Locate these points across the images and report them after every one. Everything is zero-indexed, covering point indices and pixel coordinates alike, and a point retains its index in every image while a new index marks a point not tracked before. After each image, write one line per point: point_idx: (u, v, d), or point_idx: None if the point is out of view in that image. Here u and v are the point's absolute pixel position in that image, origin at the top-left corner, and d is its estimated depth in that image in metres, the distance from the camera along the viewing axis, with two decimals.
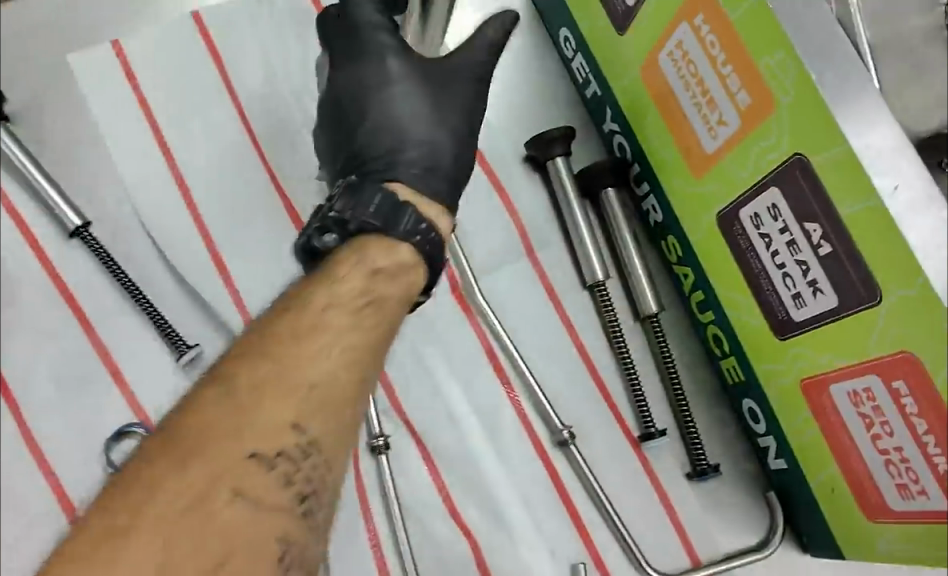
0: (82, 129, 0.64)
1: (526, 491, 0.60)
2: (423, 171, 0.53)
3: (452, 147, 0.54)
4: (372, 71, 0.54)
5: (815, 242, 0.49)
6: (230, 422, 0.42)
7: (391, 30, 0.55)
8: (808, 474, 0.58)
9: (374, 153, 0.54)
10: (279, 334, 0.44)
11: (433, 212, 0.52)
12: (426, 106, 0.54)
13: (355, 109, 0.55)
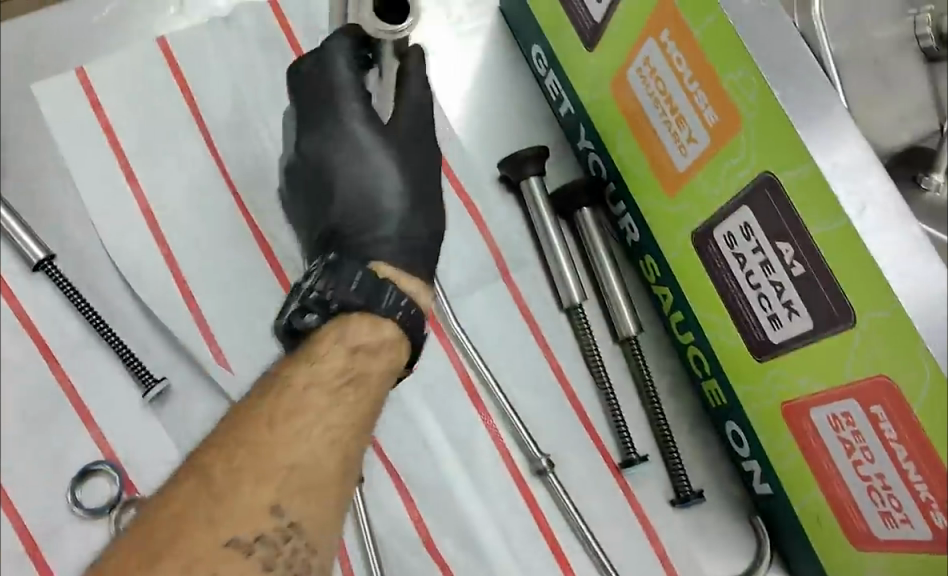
0: (47, 159, 0.64)
1: (504, 522, 0.58)
2: (398, 247, 0.52)
3: (424, 221, 0.54)
4: (342, 140, 0.54)
5: (788, 262, 0.47)
6: (209, 509, 0.43)
7: (359, 97, 0.54)
8: (792, 500, 0.56)
9: (349, 226, 0.53)
10: (258, 419, 0.45)
11: (413, 286, 0.52)
12: (398, 178, 0.54)
13: (328, 179, 0.55)
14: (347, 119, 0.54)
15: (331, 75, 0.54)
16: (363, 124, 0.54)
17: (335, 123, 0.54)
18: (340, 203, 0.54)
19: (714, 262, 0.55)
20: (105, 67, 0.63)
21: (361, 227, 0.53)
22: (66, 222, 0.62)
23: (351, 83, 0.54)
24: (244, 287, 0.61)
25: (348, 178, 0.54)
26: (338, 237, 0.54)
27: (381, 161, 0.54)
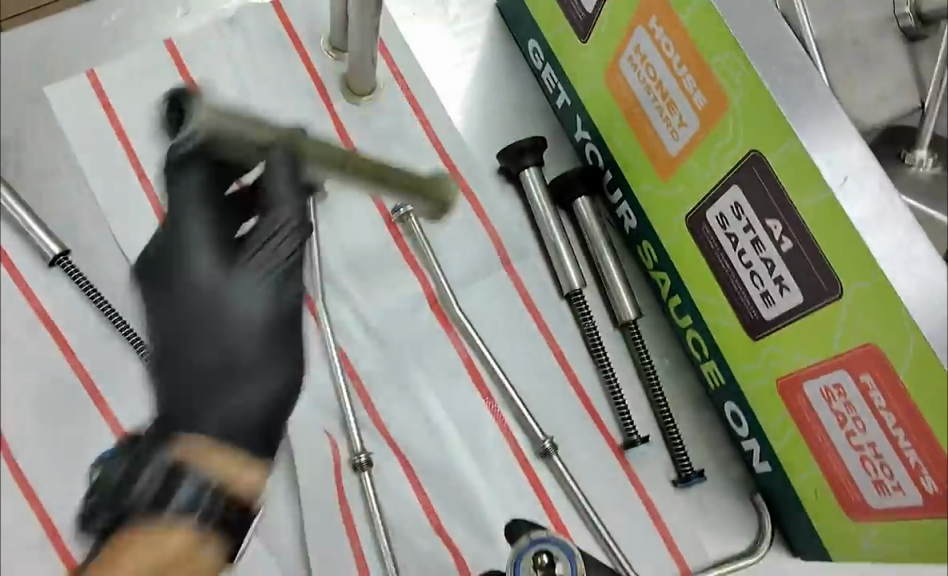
0: (61, 160, 0.66)
1: (510, 504, 0.59)
2: (224, 425, 0.42)
3: (281, 381, 0.44)
4: (182, 283, 0.45)
5: (778, 238, 0.49)
6: None
7: (205, 214, 0.45)
8: (792, 476, 0.57)
9: (183, 344, 0.44)
10: None
11: (238, 468, 0.42)
12: (258, 309, 0.45)
13: (167, 325, 0.45)
14: (196, 267, 0.45)
15: (184, 198, 0.45)
16: (207, 251, 0.45)
17: (179, 236, 0.45)
18: (175, 341, 0.44)
19: (708, 244, 0.56)
20: (116, 70, 0.66)
21: (185, 373, 0.44)
22: (81, 222, 0.65)
23: (204, 186, 0.45)
24: None
25: (184, 291, 0.44)
26: (174, 369, 0.44)
27: (226, 307, 0.44)
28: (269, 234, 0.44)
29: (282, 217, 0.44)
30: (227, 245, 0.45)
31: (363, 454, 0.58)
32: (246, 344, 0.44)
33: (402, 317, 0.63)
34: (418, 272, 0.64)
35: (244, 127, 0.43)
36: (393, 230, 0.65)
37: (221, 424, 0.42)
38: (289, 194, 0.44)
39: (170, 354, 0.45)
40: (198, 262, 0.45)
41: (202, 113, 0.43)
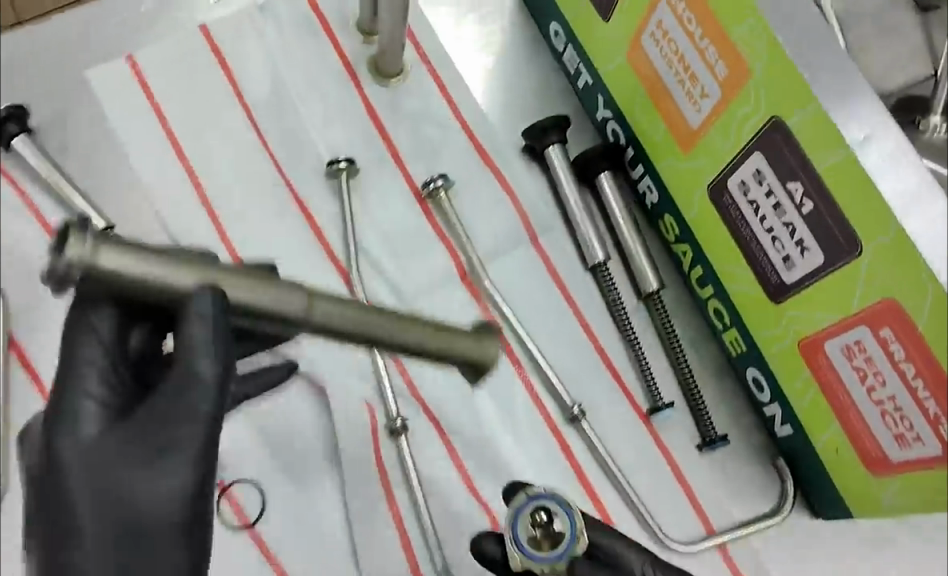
0: (102, 139, 0.69)
1: (539, 464, 0.61)
2: None
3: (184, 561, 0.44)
4: (69, 452, 0.43)
5: (798, 201, 0.51)
6: None
7: (96, 387, 0.44)
8: (813, 437, 0.59)
9: (64, 514, 0.43)
10: None
11: None
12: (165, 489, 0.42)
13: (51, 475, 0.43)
14: (76, 420, 0.43)
15: (75, 356, 0.43)
16: (99, 395, 0.44)
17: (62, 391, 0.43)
18: (50, 511, 0.44)
19: (730, 213, 0.58)
20: (154, 55, 0.69)
21: (73, 542, 0.43)
22: (123, 198, 0.67)
23: (104, 338, 0.44)
24: (287, 254, 0.66)
25: (66, 472, 0.43)
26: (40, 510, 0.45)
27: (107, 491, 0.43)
28: (198, 418, 0.42)
29: (201, 403, 0.42)
30: (118, 406, 0.44)
31: (399, 419, 0.60)
32: (144, 522, 0.43)
33: (433, 288, 0.66)
34: (448, 245, 0.67)
35: (90, 254, 0.37)
36: (422, 206, 0.68)
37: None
38: (211, 350, 0.41)
39: (36, 502, 0.45)
40: (78, 413, 0.43)
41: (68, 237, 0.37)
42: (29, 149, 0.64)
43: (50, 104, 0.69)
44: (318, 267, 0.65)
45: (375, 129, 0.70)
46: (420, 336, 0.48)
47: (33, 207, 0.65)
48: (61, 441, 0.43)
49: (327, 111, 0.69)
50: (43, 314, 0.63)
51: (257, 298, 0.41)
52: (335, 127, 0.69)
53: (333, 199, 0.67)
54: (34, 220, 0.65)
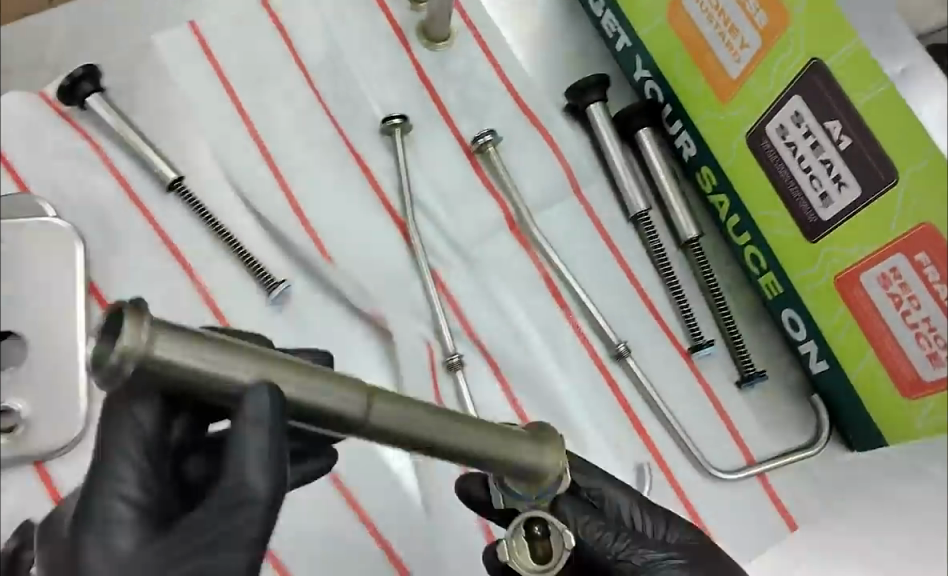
0: (167, 97, 0.71)
1: (588, 398, 0.66)
2: None
3: None
4: (96, 546, 0.41)
5: (836, 138, 0.55)
6: None
7: (134, 490, 0.41)
8: (848, 369, 0.62)
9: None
10: None
11: None
12: None
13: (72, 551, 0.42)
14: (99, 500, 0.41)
15: (106, 443, 0.41)
16: (133, 496, 0.41)
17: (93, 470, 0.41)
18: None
19: (768, 157, 0.62)
20: (215, 21, 0.73)
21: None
22: (190, 151, 0.70)
23: (146, 432, 0.41)
24: (345, 203, 0.69)
25: (86, 554, 0.41)
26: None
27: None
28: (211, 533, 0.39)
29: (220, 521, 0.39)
30: (143, 516, 0.41)
31: (456, 354, 0.64)
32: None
33: (484, 236, 0.69)
34: (496, 195, 0.70)
35: (138, 359, 0.32)
36: (471, 161, 0.72)
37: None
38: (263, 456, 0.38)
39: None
40: (103, 498, 0.41)
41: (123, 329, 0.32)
42: (105, 110, 0.69)
43: (115, 65, 0.72)
44: (376, 216, 0.69)
45: (425, 89, 0.74)
46: (476, 448, 0.38)
47: (108, 161, 0.69)
48: (90, 530, 0.41)
49: (380, 74, 0.74)
50: (122, 261, 0.67)
51: (310, 397, 0.36)
52: (388, 90, 0.73)
53: (388, 153, 0.71)
54: (109, 172, 0.69)
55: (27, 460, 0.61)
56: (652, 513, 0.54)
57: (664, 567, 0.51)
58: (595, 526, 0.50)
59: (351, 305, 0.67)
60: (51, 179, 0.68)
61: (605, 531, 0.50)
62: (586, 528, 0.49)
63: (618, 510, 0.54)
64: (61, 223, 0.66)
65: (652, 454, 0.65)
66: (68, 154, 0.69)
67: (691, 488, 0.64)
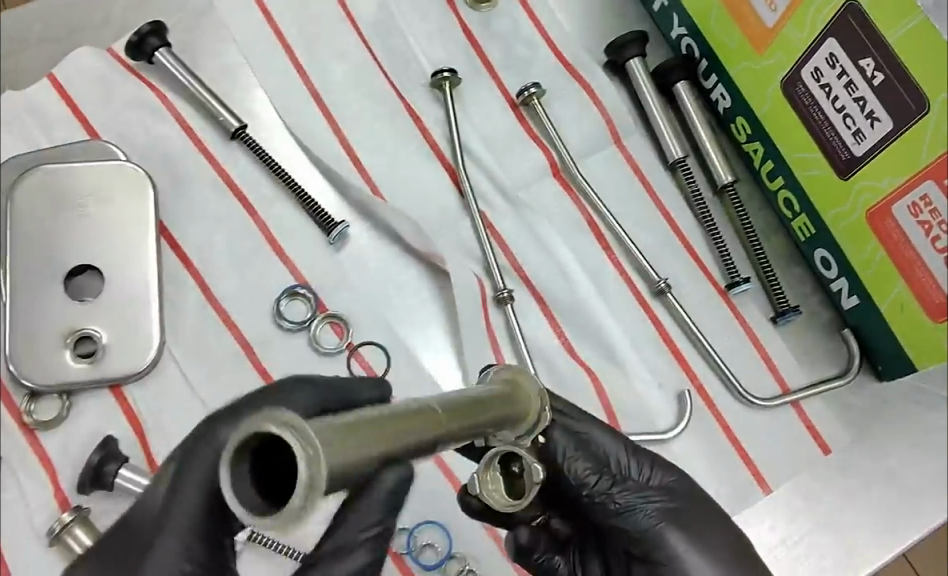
0: (226, 52, 0.75)
1: (632, 332, 0.71)
2: None
3: None
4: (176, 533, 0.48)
5: (870, 75, 0.58)
6: None
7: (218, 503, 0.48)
8: (879, 301, 0.66)
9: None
10: None
11: None
12: None
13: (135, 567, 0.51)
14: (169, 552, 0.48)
15: (193, 508, 0.48)
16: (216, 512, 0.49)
17: (174, 517, 0.48)
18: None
19: (801, 101, 0.65)
20: None
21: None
22: (252, 101, 0.74)
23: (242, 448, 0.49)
24: (399, 152, 0.73)
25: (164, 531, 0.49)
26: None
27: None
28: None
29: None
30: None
31: (505, 289, 0.68)
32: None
33: (530, 182, 0.73)
34: (541, 145, 0.74)
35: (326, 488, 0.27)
36: (516, 113, 0.75)
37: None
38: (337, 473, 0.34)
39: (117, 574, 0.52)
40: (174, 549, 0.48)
41: (300, 465, 0.26)
42: (167, 58, 0.71)
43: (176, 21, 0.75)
44: (428, 164, 0.73)
45: (471, 47, 0.76)
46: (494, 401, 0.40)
47: (174, 111, 0.73)
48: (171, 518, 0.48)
49: (428, 32, 0.76)
50: (189, 203, 0.71)
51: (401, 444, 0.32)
52: (436, 47, 0.76)
53: (437, 105, 0.75)
54: (175, 122, 0.72)
55: (105, 383, 0.66)
56: (639, 455, 0.54)
57: (638, 510, 0.51)
58: (580, 466, 0.51)
59: (405, 245, 0.71)
60: (120, 128, 0.72)
61: (587, 473, 0.51)
62: (572, 464, 0.51)
63: (607, 452, 0.53)
64: (133, 166, 0.70)
65: (691, 380, 0.70)
66: (136, 103, 0.72)
67: (728, 411, 0.69)
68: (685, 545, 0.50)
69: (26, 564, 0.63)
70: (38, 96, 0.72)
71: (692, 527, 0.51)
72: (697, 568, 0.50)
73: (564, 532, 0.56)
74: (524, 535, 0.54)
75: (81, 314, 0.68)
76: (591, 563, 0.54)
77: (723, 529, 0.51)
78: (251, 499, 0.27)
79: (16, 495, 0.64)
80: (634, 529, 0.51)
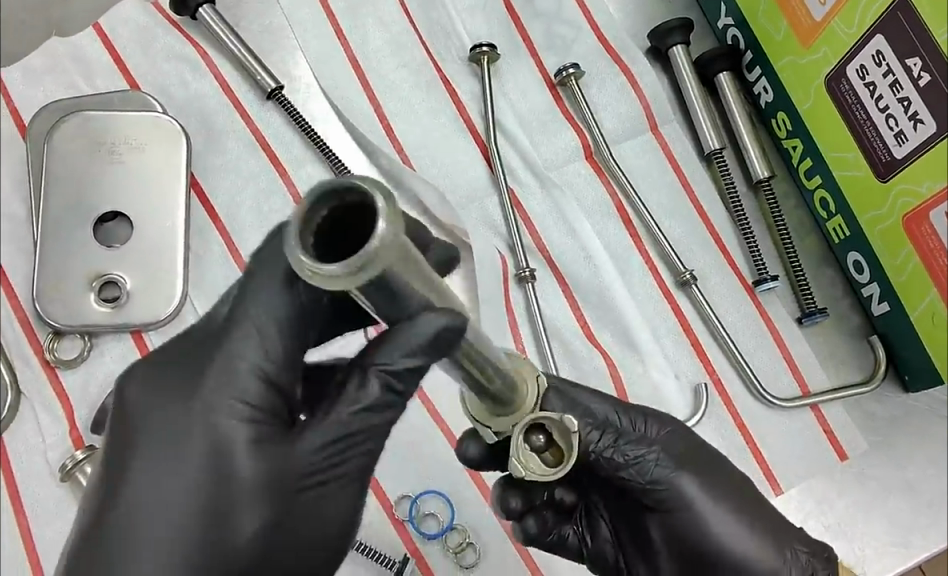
0: (270, 14, 0.75)
1: (652, 321, 0.70)
2: (250, 419, 0.43)
3: (308, 435, 0.43)
4: (264, 275, 0.43)
5: (916, 75, 0.57)
6: (178, 385, 0.44)
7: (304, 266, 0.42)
8: (909, 308, 0.64)
9: (172, 404, 0.44)
10: (211, 373, 0.43)
11: (285, 450, 0.42)
12: (327, 417, 0.42)
13: (191, 377, 0.44)
14: (244, 353, 0.43)
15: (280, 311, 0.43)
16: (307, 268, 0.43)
17: (252, 307, 0.43)
18: (168, 395, 0.44)
19: (845, 99, 0.63)
20: None
21: (168, 432, 0.43)
22: (290, 63, 0.75)
23: None
24: (432, 124, 0.73)
25: (261, 273, 0.44)
26: (168, 394, 0.44)
27: (223, 432, 0.42)
28: (320, 442, 0.42)
29: (337, 421, 0.42)
30: (264, 400, 0.43)
31: (527, 268, 0.68)
32: (227, 499, 0.42)
33: (561, 163, 0.73)
34: (576, 126, 0.73)
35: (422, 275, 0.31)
36: (553, 92, 0.74)
37: (171, 512, 0.42)
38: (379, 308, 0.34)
39: (170, 386, 0.44)
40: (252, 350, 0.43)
41: (382, 226, 0.27)
42: (208, 14, 0.71)
43: None
44: (460, 138, 0.73)
45: (513, 23, 0.75)
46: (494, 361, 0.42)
47: (213, 69, 0.73)
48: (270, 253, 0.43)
49: (470, 5, 0.75)
50: (222, 159, 0.72)
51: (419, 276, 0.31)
52: (479, 21, 0.75)
53: (475, 79, 0.74)
54: (214, 79, 0.73)
55: (127, 329, 0.67)
56: (632, 413, 0.53)
57: (647, 460, 0.50)
58: (580, 425, 0.50)
59: None
60: (160, 81, 0.73)
61: (589, 429, 0.50)
62: None
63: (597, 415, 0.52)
64: (168, 119, 0.70)
65: (709, 374, 0.69)
66: (177, 58, 0.73)
67: (746, 409, 0.68)
68: (696, 489, 0.50)
69: (38, 499, 0.64)
70: (83, 43, 0.73)
71: (700, 472, 0.51)
72: (710, 513, 0.50)
73: (567, 500, 0.56)
74: (532, 526, 0.54)
75: (109, 258, 0.69)
76: (601, 527, 0.56)
77: (730, 475, 0.52)
78: (307, 248, 0.28)
79: (34, 428, 0.66)
80: (646, 481, 0.50)
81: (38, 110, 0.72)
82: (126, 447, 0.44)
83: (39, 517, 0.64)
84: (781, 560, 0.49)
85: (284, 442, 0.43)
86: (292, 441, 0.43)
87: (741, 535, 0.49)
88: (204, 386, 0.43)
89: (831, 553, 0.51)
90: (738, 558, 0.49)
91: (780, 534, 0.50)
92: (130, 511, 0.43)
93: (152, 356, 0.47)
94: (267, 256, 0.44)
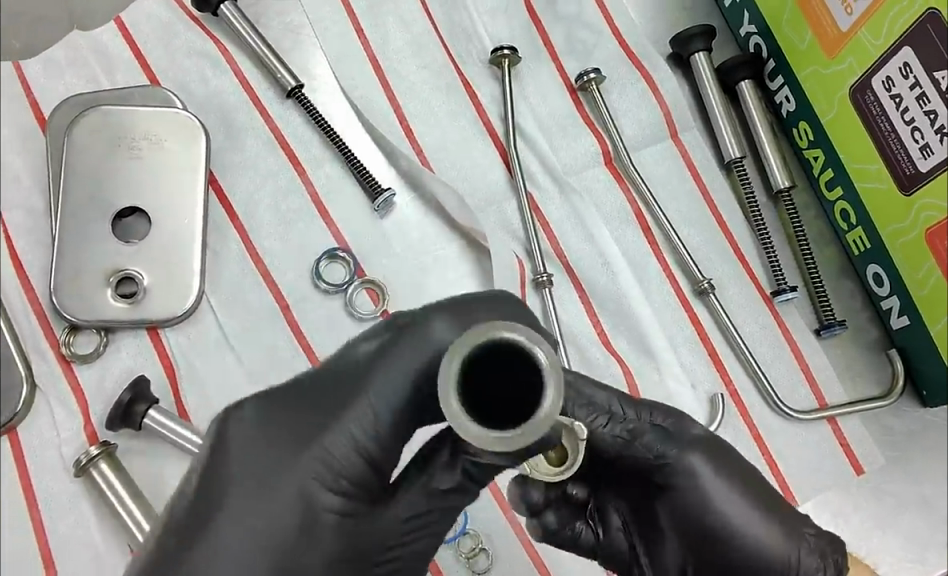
0: (290, 12, 0.75)
1: (670, 330, 0.70)
2: (347, 491, 0.47)
3: (392, 512, 0.48)
4: (399, 362, 0.47)
5: (944, 87, 0.56)
6: (285, 442, 0.47)
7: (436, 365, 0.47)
8: (929, 322, 0.63)
9: (277, 459, 0.46)
10: (324, 441, 0.47)
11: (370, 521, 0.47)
12: (414, 499, 0.47)
13: (301, 436, 0.47)
14: (357, 429, 0.47)
15: (393, 398, 0.47)
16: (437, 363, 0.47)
17: (375, 391, 0.47)
18: (275, 449, 0.47)
19: (869, 110, 0.62)
20: None
21: (267, 485, 0.46)
22: (310, 61, 0.75)
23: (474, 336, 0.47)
24: (452, 126, 0.73)
25: (394, 358, 0.47)
26: (272, 448, 0.47)
27: (319, 497, 0.46)
28: (403, 519, 0.48)
29: (422, 504, 0.47)
30: (361, 475, 0.47)
31: (545, 273, 0.68)
32: (312, 559, 0.45)
33: (581, 169, 0.73)
34: (596, 132, 0.73)
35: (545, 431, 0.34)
36: (573, 97, 0.74)
37: (254, 561, 0.45)
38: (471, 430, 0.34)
39: (274, 441, 0.47)
40: (362, 430, 0.47)
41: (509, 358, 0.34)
42: (229, 10, 0.71)
43: None
44: (480, 141, 0.72)
45: (535, 26, 0.75)
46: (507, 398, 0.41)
47: (234, 66, 0.73)
48: (404, 342, 0.47)
49: (491, 7, 0.75)
50: (240, 157, 0.71)
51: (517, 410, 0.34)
52: (500, 24, 0.75)
53: (495, 82, 0.74)
54: (234, 77, 0.73)
55: (143, 324, 0.67)
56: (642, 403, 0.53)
57: (652, 438, 0.51)
58: (585, 413, 0.51)
59: (449, 219, 0.71)
60: (180, 77, 0.73)
61: (595, 415, 0.51)
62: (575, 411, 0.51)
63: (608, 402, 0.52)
64: (187, 115, 0.70)
65: (726, 385, 0.68)
66: (198, 54, 0.73)
67: (762, 420, 0.68)
68: (705, 468, 0.50)
69: (51, 493, 0.64)
70: (104, 37, 0.73)
71: (711, 449, 0.51)
72: (719, 491, 0.50)
73: (580, 496, 0.55)
74: (553, 521, 0.54)
75: (127, 254, 0.69)
76: (612, 517, 0.54)
77: (742, 464, 0.52)
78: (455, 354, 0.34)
79: (48, 422, 0.66)
80: (652, 458, 0.51)
81: (58, 104, 0.71)
82: (217, 491, 0.46)
83: (53, 512, 0.64)
84: (791, 541, 0.49)
85: (368, 512, 0.48)
86: (376, 513, 0.48)
87: (750, 513, 0.49)
88: (314, 450, 0.47)
89: (841, 543, 0.51)
90: (749, 535, 0.49)
91: (789, 518, 0.50)
92: (212, 553, 0.45)
93: (255, 398, 0.49)
94: (398, 344, 0.47)
